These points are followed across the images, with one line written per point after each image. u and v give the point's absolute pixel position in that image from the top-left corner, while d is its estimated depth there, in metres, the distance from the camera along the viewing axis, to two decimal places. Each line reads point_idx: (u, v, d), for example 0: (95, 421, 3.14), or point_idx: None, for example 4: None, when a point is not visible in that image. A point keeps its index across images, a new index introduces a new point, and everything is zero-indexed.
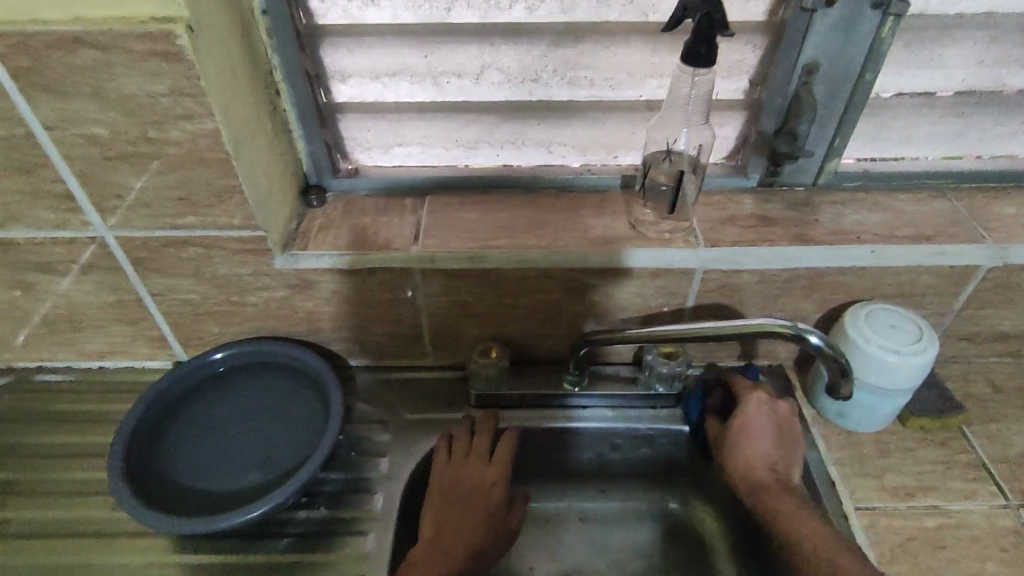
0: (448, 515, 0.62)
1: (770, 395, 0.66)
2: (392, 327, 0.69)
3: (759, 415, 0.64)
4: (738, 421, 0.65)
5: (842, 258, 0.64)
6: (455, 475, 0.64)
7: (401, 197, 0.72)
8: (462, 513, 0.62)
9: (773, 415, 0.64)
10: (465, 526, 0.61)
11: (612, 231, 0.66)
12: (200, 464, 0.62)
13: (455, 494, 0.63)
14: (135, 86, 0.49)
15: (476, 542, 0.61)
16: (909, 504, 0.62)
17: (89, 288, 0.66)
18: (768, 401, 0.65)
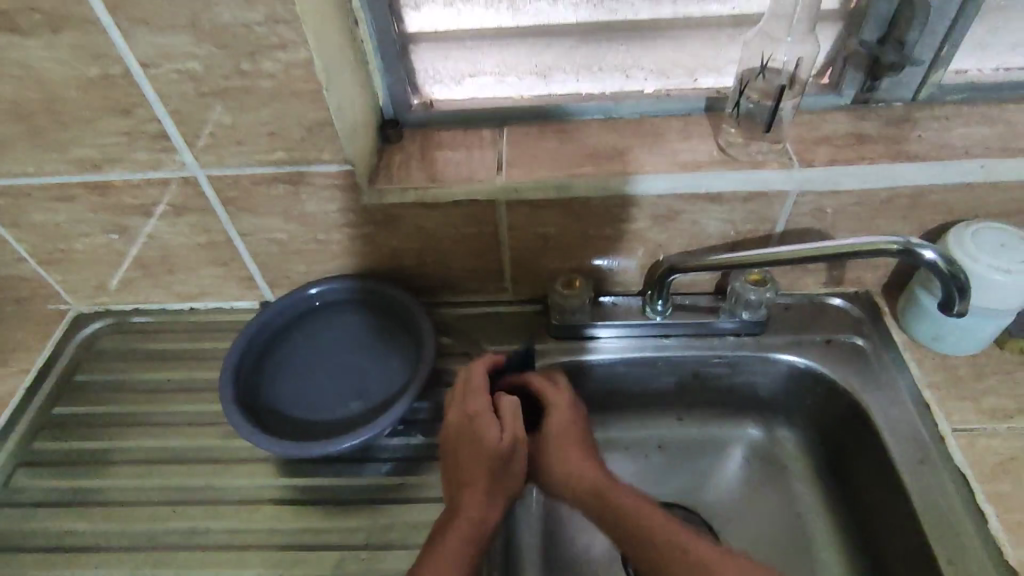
0: (457, 475, 0.58)
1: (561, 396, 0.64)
2: (474, 260, 0.70)
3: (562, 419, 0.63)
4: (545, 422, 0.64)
5: (947, 175, 0.61)
6: (459, 434, 0.59)
7: (478, 129, 0.71)
8: (467, 476, 0.57)
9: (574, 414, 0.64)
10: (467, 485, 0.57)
11: (699, 155, 0.64)
12: (299, 395, 0.64)
13: (460, 456, 0.58)
14: (231, 16, 0.49)
15: (485, 501, 0.56)
16: (1010, 425, 0.60)
17: (183, 230, 0.67)
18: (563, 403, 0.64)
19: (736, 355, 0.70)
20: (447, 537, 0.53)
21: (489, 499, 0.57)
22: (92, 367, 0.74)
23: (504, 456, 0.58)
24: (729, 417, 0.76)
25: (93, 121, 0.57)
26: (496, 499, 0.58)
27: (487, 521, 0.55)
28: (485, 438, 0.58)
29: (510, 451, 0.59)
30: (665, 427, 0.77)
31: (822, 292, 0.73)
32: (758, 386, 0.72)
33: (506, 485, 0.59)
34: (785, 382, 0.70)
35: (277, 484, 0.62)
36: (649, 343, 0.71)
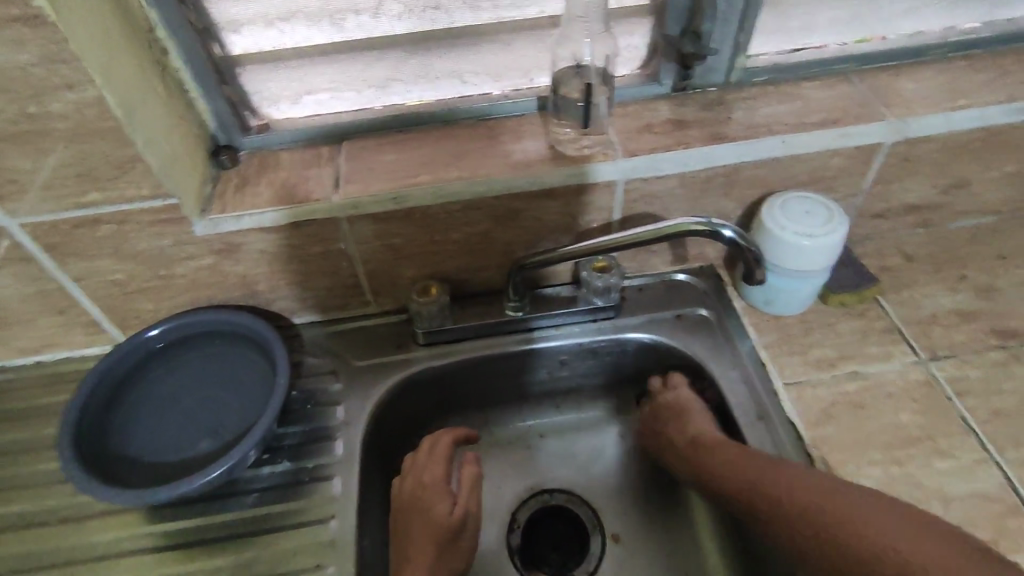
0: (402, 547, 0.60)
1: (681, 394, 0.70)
2: (329, 278, 0.70)
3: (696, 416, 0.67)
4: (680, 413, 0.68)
5: (754, 152, 0.66)
6: (411, 502, 0.62)
7: (318, 146, 0.70)
8: (415, 545, 0.60)
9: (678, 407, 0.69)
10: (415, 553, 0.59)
11: (531, 154, 0.66)
12: (155, 439, 0.63)
13: (409, 529, 0.61)
14: (1, 59, 0.47)
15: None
16: (831, 373, 0.67)
17: (6, 283, 0.63)
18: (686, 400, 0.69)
19: (594, 340, 0.73)
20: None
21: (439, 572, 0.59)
22: None
23: (457, 527, 0.62)
24: (601, 398, 0.79)
25: None
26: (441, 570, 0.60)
27: None
28: (436, 507, 0.62)
29: (461, 521, 0.62)
30: (543, 415, 0.79)
31: (670, 269, 0.77)
32: (622, 366, 0.76)
33: (451, 557, 0.61)
34: (644, 359, 0.74)
35: (139, 533, 0.60)
36: (513, 339, 0.73)
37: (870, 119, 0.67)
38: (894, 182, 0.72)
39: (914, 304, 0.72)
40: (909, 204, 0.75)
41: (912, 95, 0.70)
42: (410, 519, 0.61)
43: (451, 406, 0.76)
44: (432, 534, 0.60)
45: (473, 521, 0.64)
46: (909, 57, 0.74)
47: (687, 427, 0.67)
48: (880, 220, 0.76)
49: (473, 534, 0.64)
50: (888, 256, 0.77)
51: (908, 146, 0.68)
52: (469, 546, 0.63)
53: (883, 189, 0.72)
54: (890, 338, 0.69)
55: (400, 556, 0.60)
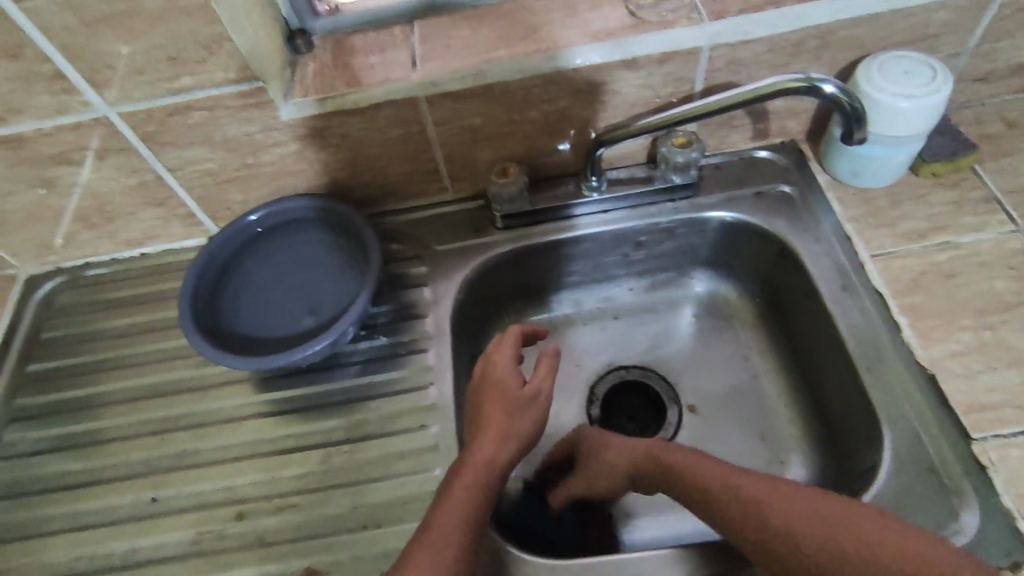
0: (474, 422, 0.58)
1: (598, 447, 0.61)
2: (408, 163, 0.71)
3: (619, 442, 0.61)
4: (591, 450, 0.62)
5: (852, 8, 0.62)
6: (482, 380, 0.60)
7: (388, 27, 0.69)
8: (483, 419, 0.57)
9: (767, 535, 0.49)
10: (485, 423, 0.57)
11: (611, 22, 0.64)
12: (260, 316, 0.67)
13: (480, 405, 0.58)
14: None
15: (497, 446, 0.55)
16: (921, 244, 0.65)
17: (110, 175, 0.67)
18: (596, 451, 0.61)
19: (672, 220, 0.73)
20: (454, 485, 0.52)
21: (505, 441, 0.56)
22: (54, 324, 0.75)
23: (520, 407, 0.58)
24: (676, 280, 0.80)
25: None
26: (511, 444, 0.56)
27: (497, 463, 0.54)
28: (505, 383, 0.59)
29: (525, 402, 0.58)
30: (617, 298, 0.81)
31: (749, 147, 0.75)
32: (698, 246, 0.76)
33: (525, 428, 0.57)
34: (722, 238, 0.74)
35: (255, 400, 0.66)
36: (591, 221, 0.73)
37: None
38: (1003, 39, 0.66)
39: (1014, 172, 0.69)
40: (1017, 64, 0.70)
41: None
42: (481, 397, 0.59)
43: (528, 289, 0.78)
44: (501, 404, 0.57)
45: (543, 403, 0.59)
46: None
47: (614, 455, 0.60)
48: (982, 83, 0.71)
49: (543, 415, 0.59)
50: (988, 124, 0.72)
51: None
52: (538, 425, 0.58)
53: (991, 46, 0.67)
54: (986, 208, 0.67)
55: (472, 430, 0.57)
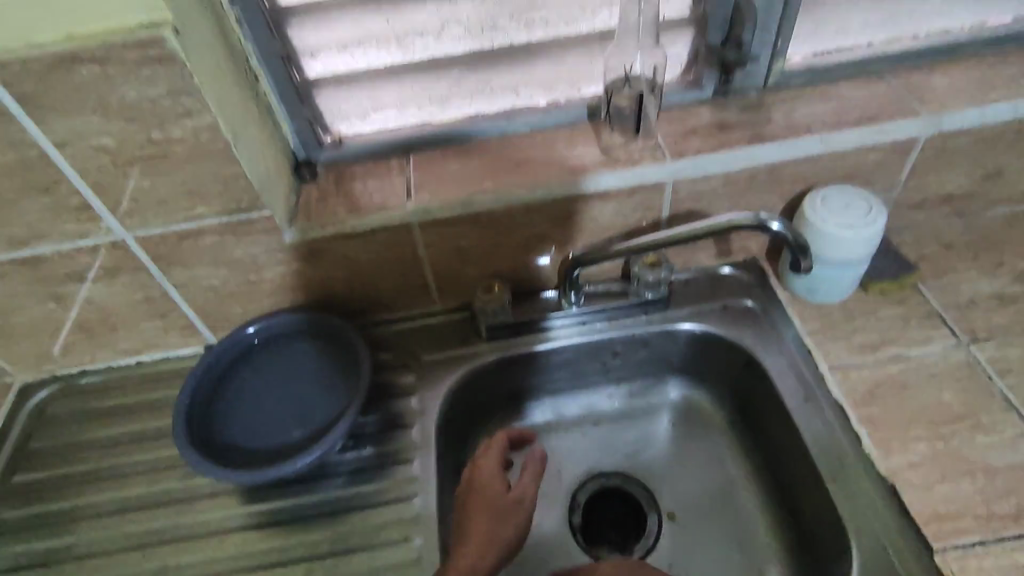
0: (461, 526, 0.62)
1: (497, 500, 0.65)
2: (400, 279, 0.76)
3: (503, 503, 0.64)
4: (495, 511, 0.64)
5: (795, 150, 0.70)
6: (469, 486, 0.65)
7: (387, 158, 0.77)
8: (470, 524, 0.61)
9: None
10: (470, 527, 0.61)
11: (585, 159, 0.72)
12: (252, 426, 0.70)
13: (467, 512, 0.63)
14: (135, 94, 0.53)
15: (479, 549, 0.59)
16: (875, 356, 0.70)
17: (118, 290, 0.71)
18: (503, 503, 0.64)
19: (645, 331, 0.78)
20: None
21: (486, 545, 0.60)
22: (46, 433, 0.77)
23: (505, 515, 0.62)
24: (652, 387, 0.84)
25: (16, 202, 0.60)
26: (492, 549, 0.60)
27: (478, 565, 0.58)
28: (490, 489, 0.64)
29: (509, 511, 0.63)
30: (596, 404, 0.84)
31: (714, 263, 0.82)
32: (671, 355, 0.81)
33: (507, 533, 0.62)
34: (692, 348, 0.79)
35: (242, 512, 0.67)
36: (569, 333, 0.78)
37: (905, 115, 0.71)
38: (930, 174, 0.75)
39: (953, 290, 0.75)
40: (945, 195, 0.78)
41: (945, 90, 0.74)
42: (469, 505, 0.63)
43: (511, 396, 0.82)
44: (485, 507, 0.62)
45: (526, 510, 0.64)
46: (940, 54, 0.78)
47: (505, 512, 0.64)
48: (917, 210, 0.80)
49: (526, 522, 0.64)
50: (927, 245, 0.80)
51: (942, 139, 0.72)
52: (521, 531, 0.63)
53: (919, 180, 0.76)
54: (931, 323, 0.73)
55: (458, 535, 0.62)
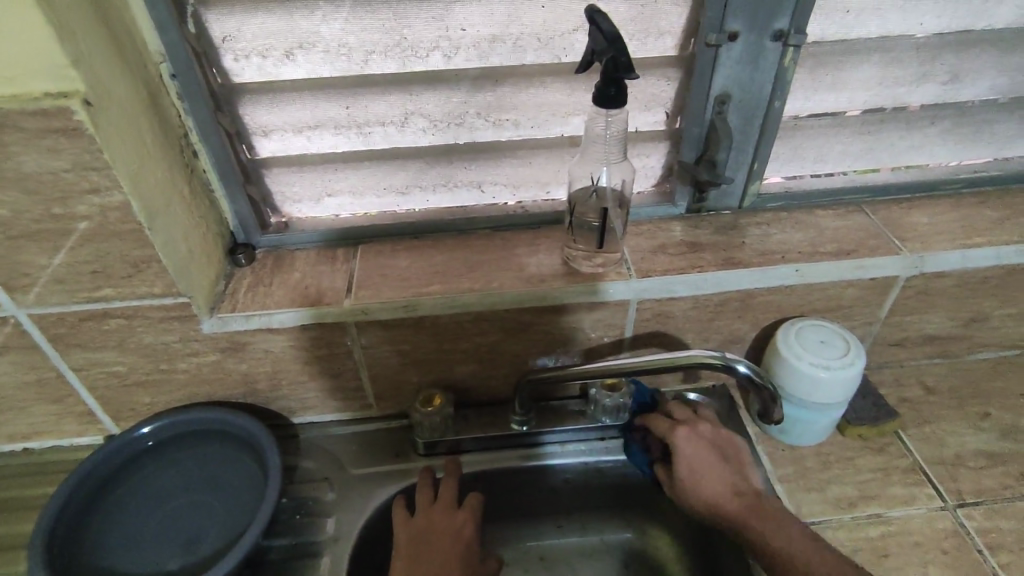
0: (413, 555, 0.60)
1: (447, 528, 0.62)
2: (332, 380, 0.68)
3: (445, 531, 0.62)
4: (435, 535, 0.62)
5: (769, 279, 0.66)
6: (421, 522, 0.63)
7: (334, 247, 0.72)
8: (442, 558, 0.60)
9: (716, 442, 0.62)
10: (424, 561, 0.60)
11: (545, 268, 0.67)
12: (133, 543, 0.61)
13: (416, 542, 0.61)
14: (36, 164, 0.48)
15: None
16: (852, 514, 0.63)
17: (5, 370, 0.62)
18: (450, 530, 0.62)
19: (601, 460, 0.70)
20: None
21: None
22: None
23: (445, 533, 0.62)
24: (607, 522, 0.74)
25: None
26: None
27: None
28: (443, 521, 0.62)
29: (444, 522, 0.62)
30: (543, 537, 0.74)
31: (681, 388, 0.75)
32: (629, 488, 0.72)
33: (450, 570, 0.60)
34: (654, 482, 0.71)
35: None
36: (516, 455, 0.70)
37: (885, 252, 0.67)
38: (911, 313, 0.71)
39: (937, 442, 0.69)
40: (927, 335, 0.74)
41: (926, 229, 0.70)
42: (421, 546, 0.61)
43: None
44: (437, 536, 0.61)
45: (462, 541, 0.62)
46: (919, 191, 0.75)
47: (447, 534, 0.62)
48: (898, 348, 0.74)
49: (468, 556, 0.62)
50: (908, 387, 0.74)
51: (924, 280, 0.68)
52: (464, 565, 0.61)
53: (900, 319, 0.71)
54: (914, 479, 0.66)
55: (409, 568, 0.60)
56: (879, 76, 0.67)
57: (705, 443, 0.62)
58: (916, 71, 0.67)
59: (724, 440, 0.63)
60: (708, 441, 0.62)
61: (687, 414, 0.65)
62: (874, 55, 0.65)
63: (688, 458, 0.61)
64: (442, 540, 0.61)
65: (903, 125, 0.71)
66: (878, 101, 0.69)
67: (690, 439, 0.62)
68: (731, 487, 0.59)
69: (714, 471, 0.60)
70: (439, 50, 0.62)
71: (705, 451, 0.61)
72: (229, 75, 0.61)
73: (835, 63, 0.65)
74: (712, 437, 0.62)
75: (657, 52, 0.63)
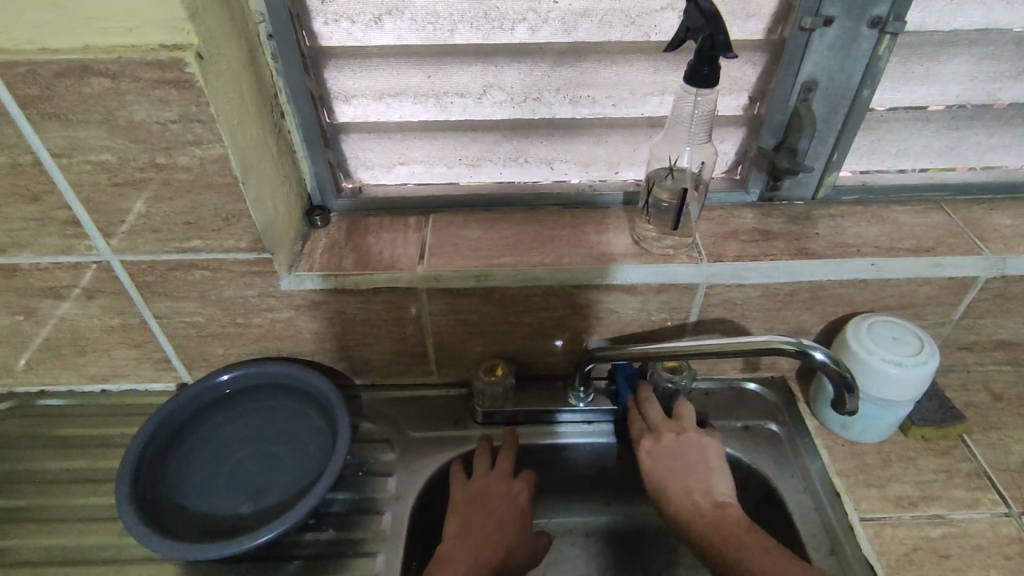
0: (469, 515, 0.62)
1: (506, 494, 0.64)
2: (398, 344, 0.70)
3: (502, 497, 0.63)
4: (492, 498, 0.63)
5: (843, 272, 0.65)
6: (478, 485, 0.64)
7: (405, 215, 0.73)
8: (498, 521, 0.62)
9: (675, 456, 0.63)
10: (481, 522, 0.62)
11: (615, 247, 0.67)
12: (204, 486, 0.63)
13: (473, 502, 0.63)
14: (145, 114, 0.50)
15: (479, 540, 0.60)
16: (913, 513, 0.62)
17: (93, 313, 0.65)
18: (507, 496, 0.64)
19: None
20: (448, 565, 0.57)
21: (485, 538, 0.60)
22: None
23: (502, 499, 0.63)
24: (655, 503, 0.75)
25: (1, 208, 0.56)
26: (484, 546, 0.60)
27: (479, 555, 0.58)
28: (500, 487, 0.64)
29: (504, 488, 0.64)
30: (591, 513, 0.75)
31: (739, 376, 0.75)
32: None
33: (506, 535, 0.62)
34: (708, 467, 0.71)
35: None
36: (572, 430, 0.71)
37: (965, 252, 0.65)
38: (985, 316, 0.69)
39: (1003, 448, 0.68)
40: (999, 341, 0.72)
41: (1009, 232, 0.68)
42: (477, 507, 0.62)
43: None
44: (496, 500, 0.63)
45: (516, 507, 0.64)
46: (1002, 192, 0.73)
47: (504, 500, 0.63)
48: (967, 352, 0.73)
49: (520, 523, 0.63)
50: (975, 392, 0.73)
51: (1004, 283, 0.66)
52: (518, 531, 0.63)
53: (973, 322, 0.70)
54: (978, 483, 0.65)
55: (464, 526, 0.61)
56: (973, 70, 0.65)
57: (667, 454, 0.63)
58: (1013, 67, 0.65)
59: (694, 446, 0.64)
60: (671, 448, 0.63)
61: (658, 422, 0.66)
62: (971, 48, 0.63)
63: (661, 467, 0.63)
64: (499, 504, 0.63)
65: (993, 122, 0.69)
66: (969, 97, 0.67)
67: (654, 453, 0.64)
68: (704, 497, 0.60)
69: (675, 478, 0.62)
70: (525, 23, 0.62)
71: (667, 466, 0.62)
72: (319, 38, 0.62)
73: (930, 54, 0.63)
74: (678, 445, 0.64)
75: (746, 34, 0.62)
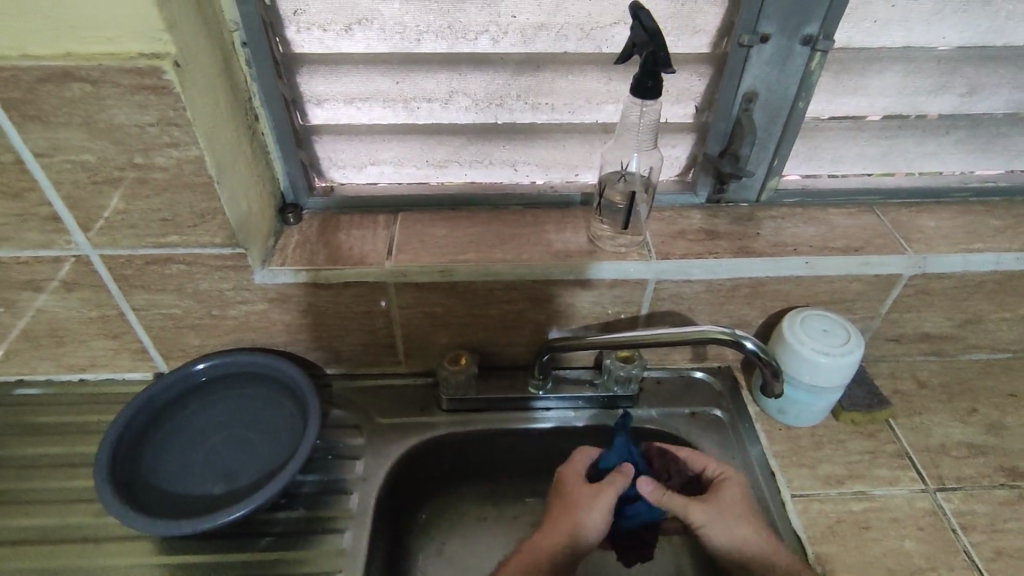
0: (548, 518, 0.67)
1: (599, 487, 0.67)
2: (367, 336, 0.74)
3: (583, 493, 0.67)
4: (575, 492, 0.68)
5: (780, 269, 0.70)
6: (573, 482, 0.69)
7: (375, 213, 0.77)
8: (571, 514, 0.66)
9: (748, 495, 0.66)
10: (557, 520, 0.66)
11: (571, 245, 0.72)
12: (180, 468, 0.67)
13: (564, 503, 0.68)
14: (125, 117, 0.53)
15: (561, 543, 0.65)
16: (839, 490, 0.68)
17: (72, 305, 0.68)
18: (600, 490, 0.67)
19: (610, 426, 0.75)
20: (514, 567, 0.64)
21: (558, 539, 0.65)
22: None
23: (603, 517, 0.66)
24: None
25: None
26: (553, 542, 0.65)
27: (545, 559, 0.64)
28: (578, 485, 0.68)
29: (570, 509, 0.67)
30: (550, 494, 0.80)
31: (688, 366, 0.80)
32: None
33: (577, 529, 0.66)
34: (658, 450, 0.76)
35: (149, 563, 0.63)
36: (532, 416, 0.75)
37: (890, 252, 0.71)
38: (910, 310, 0.75)
39: (924, 431, 0.74)
40: (924, 333, 0.78)
41: (932, 233, 0.75)
42: (568, 503, 0.67)
43: (461, 472, 0.78)
44: (572, 497, 0.67)
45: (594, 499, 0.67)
46: (928, 197, 0.79)
47: (579, 497, 0.67)
48: (895, 344, 0.79)
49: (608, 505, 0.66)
50: (902, 380, 0.79)
51: (925, 280, 0.72)
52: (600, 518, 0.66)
53: (900, 316, 0.76)
54: (899, 463, 0.71)
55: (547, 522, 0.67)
56: (899, 85, 0.70)
57: (741, 493, 0.65)
58: (934, 82, 0.71)
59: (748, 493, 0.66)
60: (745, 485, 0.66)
61: (722, 468, 0.67)
62: (896, 64, 0.69)
63: (720, 510, 0.64)
64: (587, 497, 0.67)
65: (919, 132, 0.75)
66: (896, 109, 0.73)
67: (738, 487, 0.65)
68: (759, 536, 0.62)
69: (743, 517, 0.63)
70: (487, 35, 0.67)
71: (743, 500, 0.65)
72: (291, 45, 0.66)
73: (858, 69, 0.69)
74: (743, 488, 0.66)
75: (691, 49, 0.67)
